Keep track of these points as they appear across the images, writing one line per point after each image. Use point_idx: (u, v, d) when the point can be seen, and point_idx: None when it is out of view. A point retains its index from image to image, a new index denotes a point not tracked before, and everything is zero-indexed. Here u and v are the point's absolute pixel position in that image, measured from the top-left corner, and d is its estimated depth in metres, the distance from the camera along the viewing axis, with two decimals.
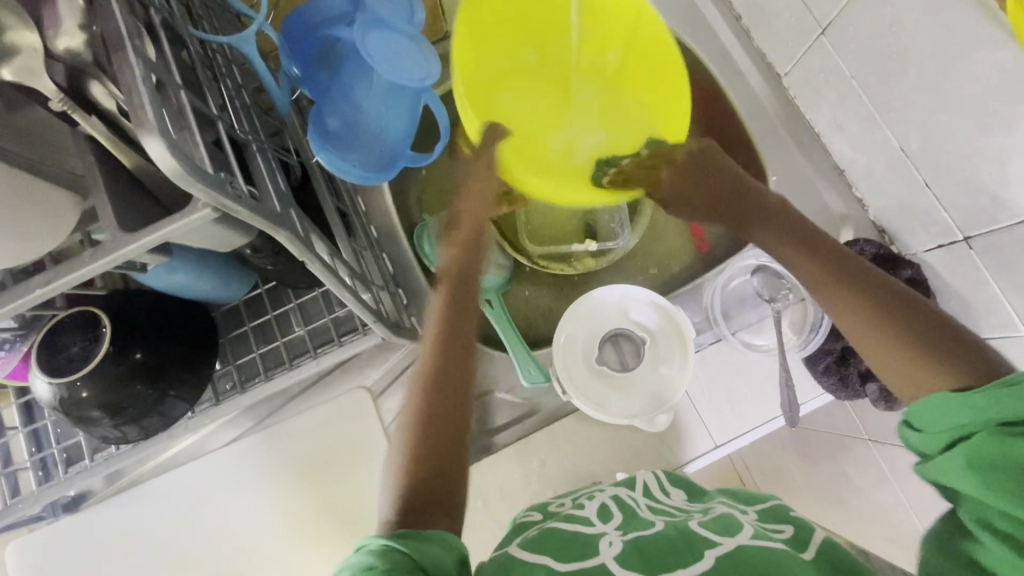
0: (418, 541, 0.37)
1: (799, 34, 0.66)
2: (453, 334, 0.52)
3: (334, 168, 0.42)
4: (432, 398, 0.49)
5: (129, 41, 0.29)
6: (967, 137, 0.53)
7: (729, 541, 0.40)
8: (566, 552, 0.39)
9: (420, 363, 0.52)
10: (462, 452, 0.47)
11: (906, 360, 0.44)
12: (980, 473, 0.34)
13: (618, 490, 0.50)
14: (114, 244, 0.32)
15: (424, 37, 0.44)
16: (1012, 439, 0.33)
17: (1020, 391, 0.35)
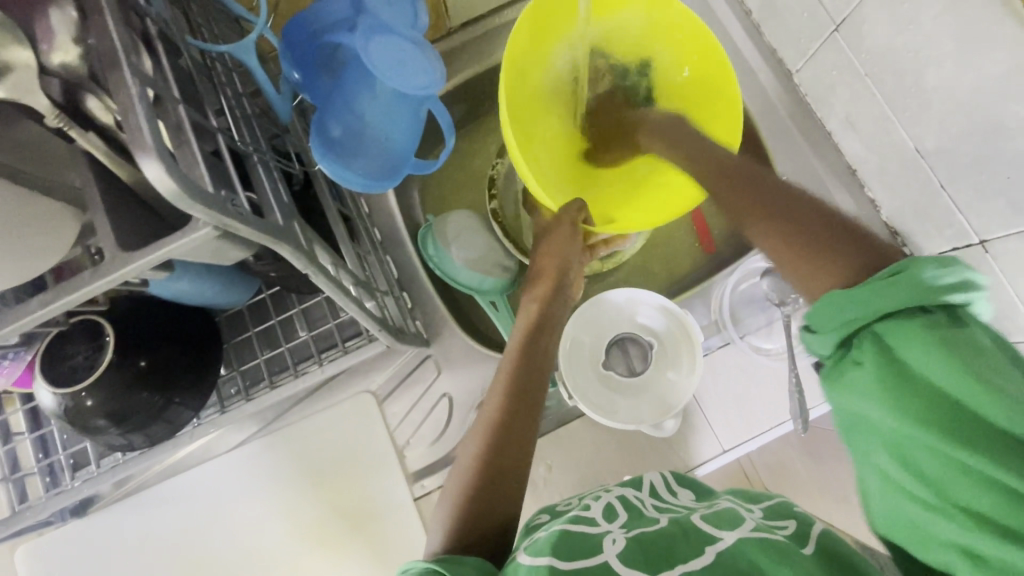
0: (453, 562, 0.39)
1: (812, 30, 0.65)
2: (539, 373, 0.55)
3: (337, 177, 0.41)
4: (500, 431, 0.50)
5: (124, 55, 0.28)
6: (984, 140, 0.51)
7: (729, 534, 0.40)
8: (570, 550, 0.39)
9: (495, 392, 0.53)
10: (518, 492, 0.49)
11: (798, 253, 0.45)
12: (886, 394, 0.34)
13: (624, 490, 0.50)
14: (114, 264, 0.32)
15: (427, 41, 0.42)
16: (915, 359, 0.34)
17: (901, 291, 0.35)
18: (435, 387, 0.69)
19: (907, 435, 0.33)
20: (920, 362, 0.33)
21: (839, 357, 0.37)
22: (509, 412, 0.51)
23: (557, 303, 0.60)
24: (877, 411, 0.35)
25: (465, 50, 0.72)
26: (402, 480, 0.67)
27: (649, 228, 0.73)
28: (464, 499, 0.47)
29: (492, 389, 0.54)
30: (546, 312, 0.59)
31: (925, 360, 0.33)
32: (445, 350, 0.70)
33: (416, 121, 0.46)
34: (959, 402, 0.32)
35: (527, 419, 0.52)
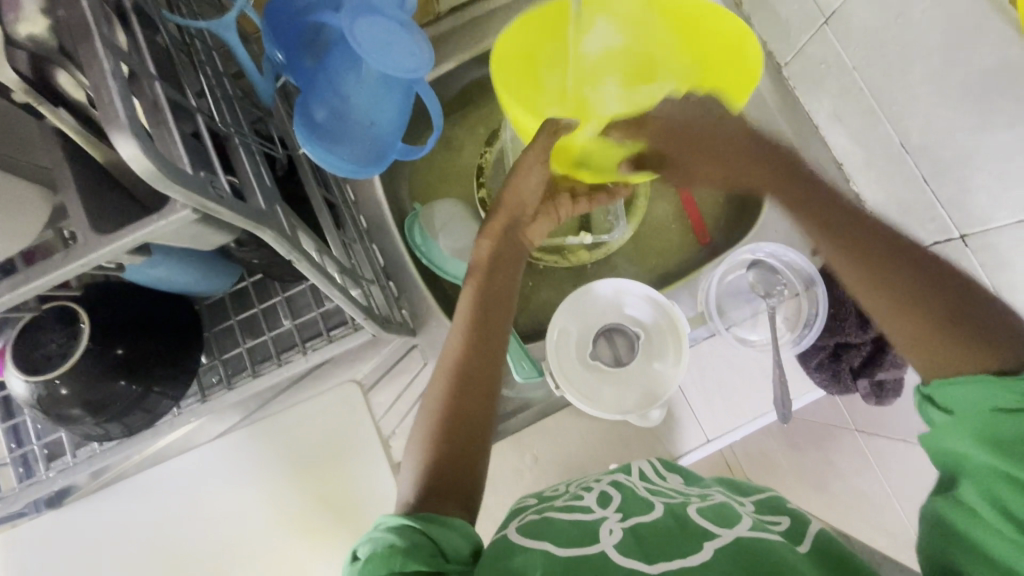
0: (441, 526, 0.39)
1: (803, 22, 0.64)
2: (490, 335, 0.54)
3: (321, 161, 0.40)
4: (457, 375, 0.51)
5: (95, 28, 0.27)
6: (967, 135, 0.52)
7: (729, 533, 0.39)
8: (563, 539, 0.40)
9: (443, 361, 0.53)
10: (481, 459, 0.48)
11: (935, 333, 0.43)
12: (993, 448, 0.36)
13: (614, 476, 0.51)
14: (87, 247, 0.30)
15: (416, 24, 0.41)
16: (992, 389, 0.38)
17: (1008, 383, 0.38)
18: (422, 377, 0.69)
19: (991, 465, 0.36)
20: (983, 397, 0.38)
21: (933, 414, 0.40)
22: (467, 355, 0.52)
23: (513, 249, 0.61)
24: (969, 458, 0.37)
25: (454, 35, 0.71)
26: (388, 470, 0.66)
27: (637, 217, 0.74)
28: (433, 450, 0.47)
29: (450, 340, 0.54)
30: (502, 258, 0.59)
31: None
32: (431, 340, 0.69)
33: (403, 106, 0.44)
34: None
35: (486, 362, 0.52)
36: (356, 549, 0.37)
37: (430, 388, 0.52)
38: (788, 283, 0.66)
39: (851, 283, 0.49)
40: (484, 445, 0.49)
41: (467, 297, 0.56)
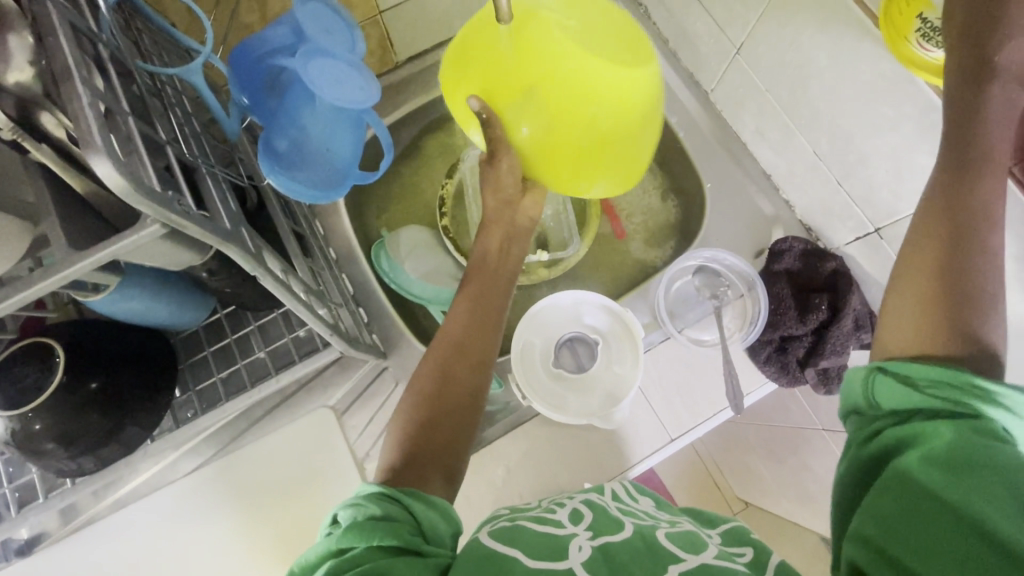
0: (423, 505, 0.45)
1: (717, 54, 0.73)
2: (468, 360, 0.58)
3: (285, 188, 0.45)
4: (443, 371, 0.57)
5: (76, 71, 0.31)
6: (863, 140, 0.59)
7: (693, 559, 0.42)
8: (534, 550, 0.41)
9: (425, 371, 0.57)
10: (442, 468, 0.52)
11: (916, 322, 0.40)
12: (935, 466, 0.32)
13: (588, 495, 0.53)
14: (63, 263, 0.34)
15: (365, 64, 0.47)
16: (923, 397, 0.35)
17: (959, 387, 0.35)
18: (394, 397, 0.71)
19: (925, 478, 0.32)
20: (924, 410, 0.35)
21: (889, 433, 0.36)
22: (451, 355, 0.58)
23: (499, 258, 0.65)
24: (911, 477, 0.33)
25: (411, 80, 0.78)
26: None
27: (591, 233, 0.78)
28: (415, 433, 0.53)
29: (435, 346, 0.59)
30: (488, 265, 0.65)
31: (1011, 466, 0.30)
32: (402, 362, 0.72)
33: (356, 136, 0.50)
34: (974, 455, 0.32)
35: (472, 367, 0.57)
36: (338, 516, 0.43)
37: (410, 393, 0.57)
38: (732, 285, 0.71)
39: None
40: (467, 436, 0.55)
41: (459, 305, 0.61)
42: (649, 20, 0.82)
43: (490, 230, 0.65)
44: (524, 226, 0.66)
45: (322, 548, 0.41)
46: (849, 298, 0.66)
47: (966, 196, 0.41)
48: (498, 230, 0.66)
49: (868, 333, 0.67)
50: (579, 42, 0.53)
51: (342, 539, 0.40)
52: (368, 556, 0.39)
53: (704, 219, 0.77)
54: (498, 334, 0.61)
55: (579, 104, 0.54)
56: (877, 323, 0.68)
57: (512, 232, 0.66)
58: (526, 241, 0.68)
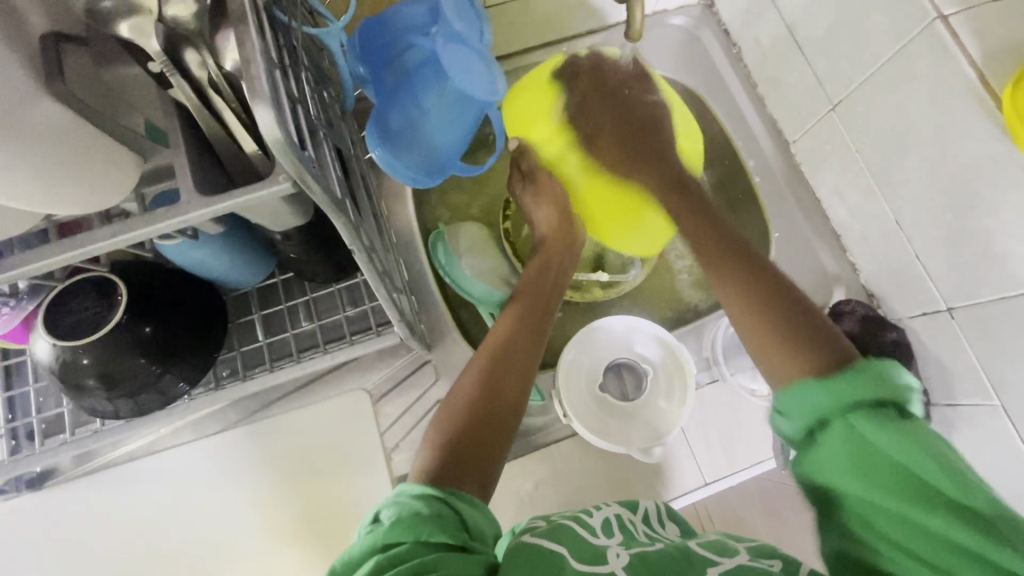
0: (465, 504, 0.44)
1: (809, 106, 0.73)
2: (513, 369, 0.56)
3: (390, 169, 0.46)
4: (489, 378, 0.55)
5: (249, 15, 0.30)
6: (954, 218, 0.59)
7: (728, 561, 0.43)
8: (577, 553, 0.42)
9: (468, 376, 0.56)
10: (483, 476, 0.49)
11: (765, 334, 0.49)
12: (851, 472, 0.37)
13: (620, 509, 0.52)
14: (186, 205, 0.33)
15: (491, 58, 0.46)
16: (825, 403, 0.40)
17: (854, 376, 0.40)
18: (432, 392, 0.70)
19: (853, 488, 0.37)
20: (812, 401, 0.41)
21: (816, 437, 0.39)
22: (498, 362, 0.56)
23: (553, 273, 0.66)
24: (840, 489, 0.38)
25: None
26: (388, 485, 0.65)
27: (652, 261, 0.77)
28: (454, 436, 0.50)
29: (480, 352, 0.58)
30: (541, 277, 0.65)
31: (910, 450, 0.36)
32: (444, 358, 0.71)
33: (468, 127, 0.49)
34: (892, 455, 0.36)
35: (516, 379, 0.56)
36: (378, 512, 0.42)
37: (450, 396, 0.55)
38: None
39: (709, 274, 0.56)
40: (503, 449, 0.52)
41: (508, 313, 0.61)
42: (740, 62, 0.82)
43: (549, 243, 0.67)
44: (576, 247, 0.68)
45: (366, 544, 0.39)
46: None
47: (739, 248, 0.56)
48: (547, 249, 0.67)
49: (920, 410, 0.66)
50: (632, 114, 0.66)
51: (388, 534, 0.39)
52: (417, 552, 0.38)
53: None
54: (542, 348, 0.60)
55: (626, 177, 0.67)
56: (929, 401, 0.67)
57: (566, 250, 0.67)
58: (572, 262, 0.68)
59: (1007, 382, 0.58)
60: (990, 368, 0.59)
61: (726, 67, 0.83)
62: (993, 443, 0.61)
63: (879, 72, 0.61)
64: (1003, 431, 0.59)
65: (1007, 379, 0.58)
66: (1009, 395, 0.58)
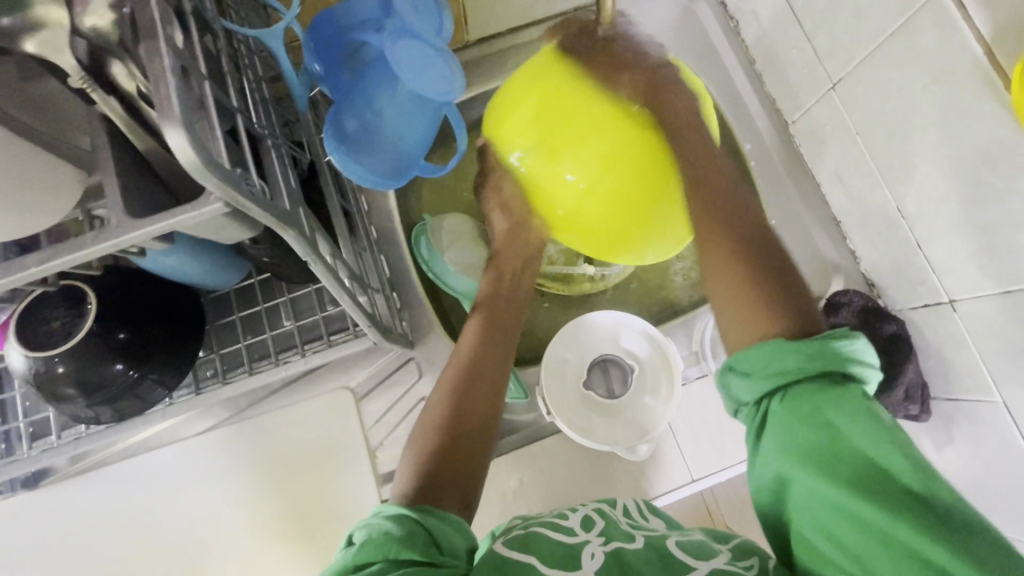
0: (435, 517, 0.43)
1: (810, 84, 0.68)
2: (480, 386, 0.56)
3: (349, 170, 0.42)
4: (458, 395, 0.55)
5: (160, 27, 0.28)
6: (957, 207, 0.55)
7: (704, 564, 0.41)
8: (549, 558, 0.40)
9: (436, 398, 0.55)
10: (461, 496, 0.50)
11: (740, 301, 0.50)
12: (810, 459, 0.37)
13: (599, 504, 0.50)
14: (118, 229, 0.32)
15: (450, 51, 0.44)
16: (785, 365, 0.41)
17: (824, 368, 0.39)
18: (415, 390, 0.69)
19: (807, 474, 0.37)
20: (777, 368, 0.41)
21: (773, 407, 0.40)
22: (468, 377, 0.56)
23: (513, 280, 0.65)
24: (794, 476, 0.38)
25: (478, 64, 0.74)
26: (371, 482, 0.66)
27: None
28: (432, 459, 0.51)
29: (449, 368, 0.57)
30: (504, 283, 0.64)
31: (871, 440, 0.36)
32: (428, 354, 0.70)
33: (430, 125, 0.47)
34: (854, 441, 0.36)
35: (486, 395, 0.56)
36: (352, 533, 0.42)
37: (421, 422, 0.55)
38: None
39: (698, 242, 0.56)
40: (480, 467, 0.52)
41: (474, 327, 0.60)
42: (738, 36, 0.77)
43: (504, 250, 0.65)
44: (533, 251, 0.66)
45: (338, 564, 0.39)
46: (903, 368, 0.63)
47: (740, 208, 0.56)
48: (512, 251, 0.65)
49: (917, 405, 0.64)
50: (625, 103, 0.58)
51: (358, 555, 0.39)
52: (386, 571, 0.37)
53: None
54: (510, 357, 0.60)
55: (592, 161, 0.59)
56: (928, 396, 0.64)
57: (528, 255, 0.66)
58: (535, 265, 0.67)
59: (1009, 379, 0.55)
60: (993, 364, 0.56)
61: (723, 43, 0.78)
62: (993, 440, 0.59)
63: (881, 48, 0.57)
64: (1005, 430, 0.57)
65: (1009, 376, 0.55)
66: (1010, 392, 0.55)
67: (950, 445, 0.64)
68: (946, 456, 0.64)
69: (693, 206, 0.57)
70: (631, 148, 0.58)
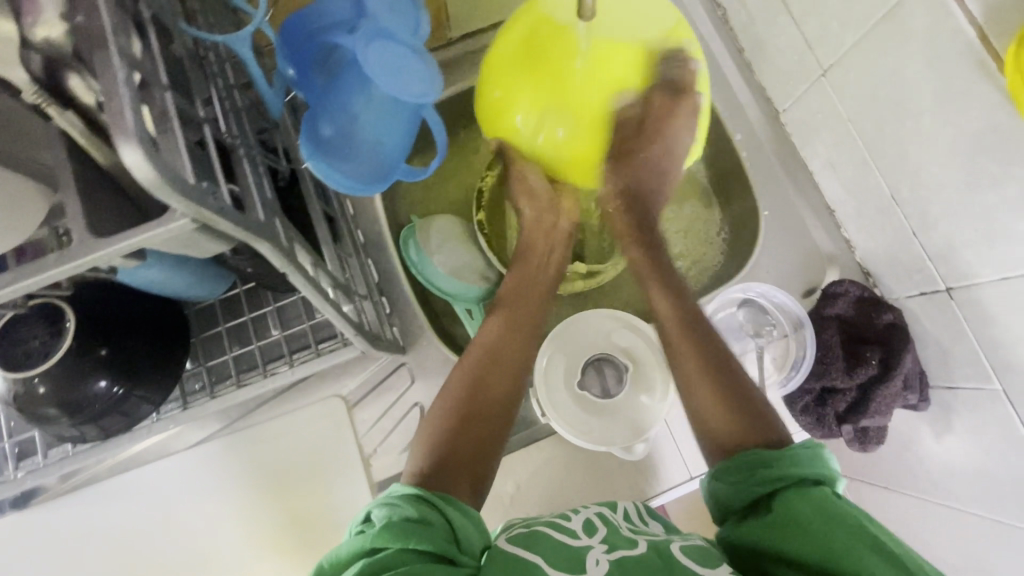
0: (456, 512, 0.42)
1: (800, 72, 0.67)
2: (506, 367, 0.56)
3: (326, 177, 0.41)
4: (478, 373, 0.55)
5: (113, 37, 0.27)
6: (952, 193, 0.54)
7: (710, 573, 0.39)
8: (554, 562, 0.39)
9: (456, 371, 0.56)
10: (472, 477, 0.49)
11: (716, 410, 0.51)
12: (797, 545, 0.38)
13: (601, 507, 0.49)
14: (82, 250, 0.30)
15: (427, 51, 0.43)
16: (767, 465, 0.44)
17: (789, 455, 0.43)
18: (408, 396, 0.68)
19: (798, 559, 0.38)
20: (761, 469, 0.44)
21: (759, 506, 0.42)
22: (490, 356, 0.56)
23: (540, 262, 0.65)
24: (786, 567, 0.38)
25: (460, 62, 0.73)
26: (366, 491, 0.65)
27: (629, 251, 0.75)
28: (449, 433, 0.51)
29: (475, 341, 0.58)
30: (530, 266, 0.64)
31: (857, 527, 0.37)
32: (420, 359, 0.69)
33: (409, 127, 0.46)
34: (841, 526, 0.38)
35: (508, 373, 0.56)
36: (371, 514, 0.41)
37: (443, 391, 0.55)
38: (778, 324, 0.67)
39: (660, 328, 0.58)
40: (495, 449, 0.52)
41: (497, 310, 0.60)
42: (727, 25, 0.76)
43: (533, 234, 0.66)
44: (558, 241, 0.67)
45: (355, 546, 0.38)
46: (902, 358, 0.61)
47: (688, 305, 0.59)
48: (539, 232, 0.66)
49: (915, 395, 0.63)
50: (603, 44, 0.59)
51: (376, 538, 0.38)
52: (400, 563, 0.37)
53: (754, 249, 0.72)
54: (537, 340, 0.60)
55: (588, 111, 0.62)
56: (927, 385, 0.64)
57: (556, 242, 0.67)
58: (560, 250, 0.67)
59: (1009, 366, 0.54)
60: (992, 352, 0.55)
61: (710, 32, 0.76)
62: (994, 428, 0.58)
63: (872, 33, 0.55)
64: (1005, 417, 0.56)
65: (1008, 363, 0.54)
66: (1010, 380, 0.54)
67: (950, 434, 0.63)
68: (946, 446, 0.64)
69: (665, 292, 0.60)
70: (622, 85, 0.62)
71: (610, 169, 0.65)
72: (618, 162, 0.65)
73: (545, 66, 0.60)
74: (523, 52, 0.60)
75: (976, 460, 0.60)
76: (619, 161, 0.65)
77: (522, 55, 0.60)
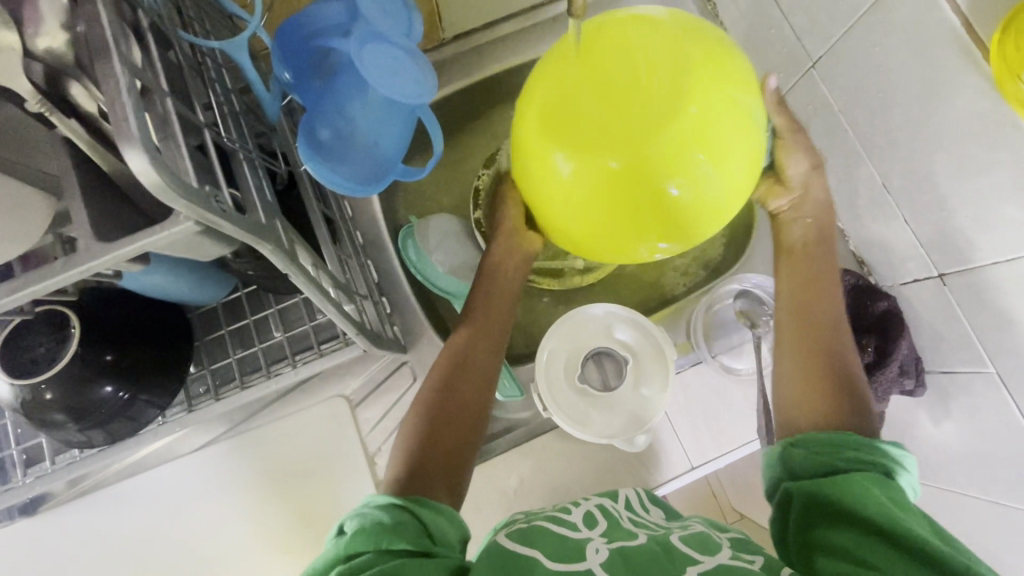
0: (427, 509, 0.43)
1: (790, 64, 0.67)
2: (472, 375, 0.56)
3: (324, 178, 0.41)
4: (449, 381, 0.55)
5: (114, 46, 0.28)
6: (942, 180, 0.55)
7: (711, 559, 0.40)
8: (550, 551, 0.40)
9: (426, 385, 0.56)
10: (448, 484, 0.50)
11: (804, 379, 0.54)
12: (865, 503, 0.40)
13: (603, 499, 0.50)
14: (89, 255, 0.31)
15: (420, 52, 0.43)
16: (842, 445, 0.46)
17: (867, 444, 0.45)
18: (411, 394, 0.69)
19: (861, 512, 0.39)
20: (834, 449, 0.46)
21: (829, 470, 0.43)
22: (457, 364, 0.56)
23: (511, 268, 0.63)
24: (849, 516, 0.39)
25: (454, 62, 0.74)
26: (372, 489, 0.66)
27: None
28: (423, 442, 0.51)
29: (443, 353, 0.58)
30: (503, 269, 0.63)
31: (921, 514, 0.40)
32: (421, 358, 0.70)
33: (404, 128, 0.46)
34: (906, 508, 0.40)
35: (476, 382, 0.56)
36: (344, 523, 0.41)
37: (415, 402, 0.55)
38: None
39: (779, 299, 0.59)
40: (469, 454, 0.53)
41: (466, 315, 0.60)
42: (717, 18, 0.77)
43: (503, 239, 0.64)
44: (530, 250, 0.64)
45: (330, 555, 0.39)
46: (897, 344, 0.62)
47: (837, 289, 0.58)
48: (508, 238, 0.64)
49: (912, 380, 0.64)
50: (650, 93, 0.42)
51: (351, 544, 0.39)
52: (378, 561, 0.37)
53: (750, 241, 0.73)
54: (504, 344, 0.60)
55: (658, 163, 0.42)
56: (923, 370, 0.64)
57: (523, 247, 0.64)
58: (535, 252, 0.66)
59: (1003, 350, 0.54)
60: (985, 336, 0.56)
61: None
62: (989, 413, 0.58)
63: (859, 24, 0.56)
64: (999, 400, 0.56)
65: (1001, 347, 0.54)
66: (1004, 363, 0.55)
67: (946, 419, 0.64)
68: (942, 430, 0.64)
69: (794, 271, 0.60)
70: (678, 125, 0.41)
71: (667, 222, 0.46)
72: (681, 215, 0.46)
73: (576, 128, 0.43)
74: (546, 123, 0.44)
75: (970, 443, 0.61)
76: (685, 213, 0.45)
77: (551, 121, 0.44)
